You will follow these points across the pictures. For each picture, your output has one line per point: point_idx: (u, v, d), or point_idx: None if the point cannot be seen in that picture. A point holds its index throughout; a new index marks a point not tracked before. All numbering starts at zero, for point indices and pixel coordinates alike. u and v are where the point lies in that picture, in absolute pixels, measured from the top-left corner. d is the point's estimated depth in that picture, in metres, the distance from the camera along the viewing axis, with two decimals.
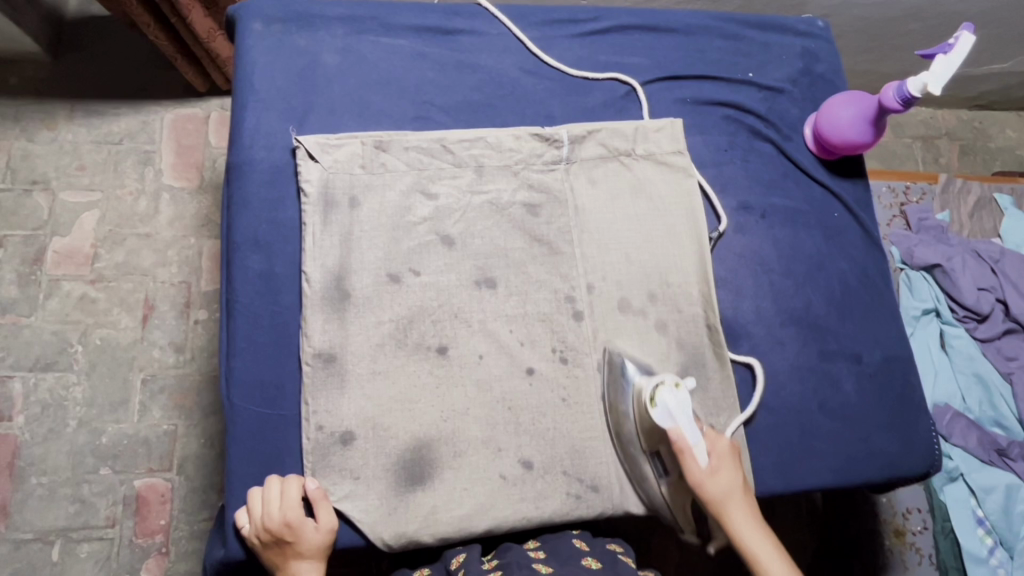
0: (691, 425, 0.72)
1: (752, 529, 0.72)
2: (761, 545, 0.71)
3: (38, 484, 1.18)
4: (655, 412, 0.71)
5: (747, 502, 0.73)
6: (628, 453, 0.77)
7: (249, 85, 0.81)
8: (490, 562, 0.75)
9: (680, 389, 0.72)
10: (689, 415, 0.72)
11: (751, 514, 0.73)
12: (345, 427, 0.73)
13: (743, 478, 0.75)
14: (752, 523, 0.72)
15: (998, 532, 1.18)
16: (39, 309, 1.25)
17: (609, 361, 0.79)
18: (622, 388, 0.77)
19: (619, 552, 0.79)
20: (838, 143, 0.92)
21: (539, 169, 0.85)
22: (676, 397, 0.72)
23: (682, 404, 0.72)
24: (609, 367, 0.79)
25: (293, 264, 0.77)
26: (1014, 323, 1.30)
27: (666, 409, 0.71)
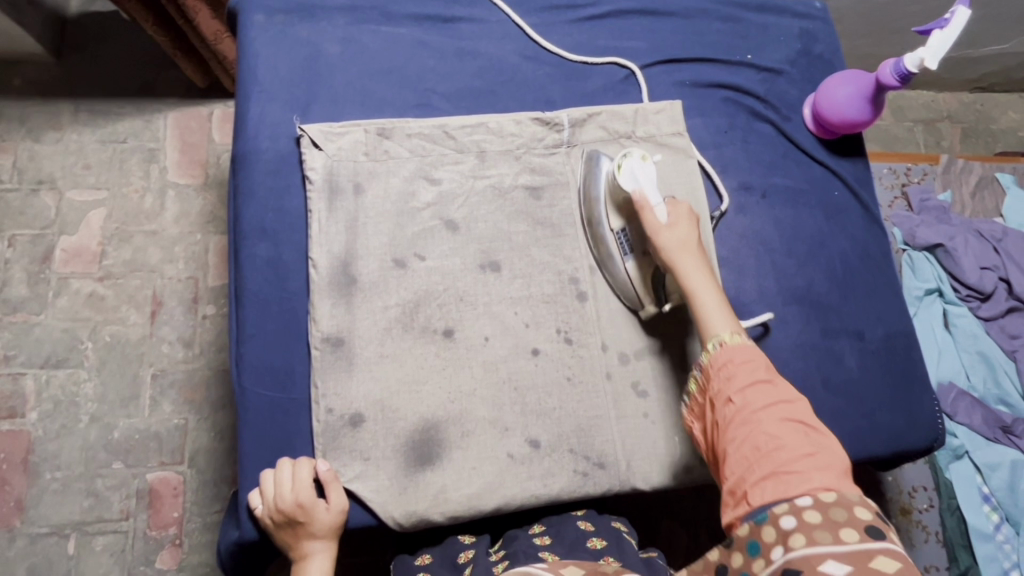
0: (652, 183, 0.77)
1: (696, 270, 0.74)
2: (698, 284, 0.73)
3: (52, 479, 1.20)
4: (621, 176, 0.78)
5: (699, 255, 0.75)
6: (596, 229, 0.82)
7: (253, 76, 0.83)
8: (498, 553, 0.77)
9: (647, 160, 0.78)
10: (654, 176, 0.78)
11: (699, 261, 0.75)
12: (355, 409, 0.74)
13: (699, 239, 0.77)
14: (695, 265, 0.74)
15: (1004, 508, 1.19)
16: (49, 307, 1.27)
17: (588, 158, 0.85)
18: (596, 173, 0.83)
19: (623, 530, 0.80)
20: (837, 122, 0.93)
21: (540, 153, 0.86)
22: (643, 166, 0.78)
23: (645, 170, 0.77)
24: (588, 161, 0.84)
25: (299, 251, 0.79)
26: (1017, 301, 1.31)
27: (633, 173, 0.78)
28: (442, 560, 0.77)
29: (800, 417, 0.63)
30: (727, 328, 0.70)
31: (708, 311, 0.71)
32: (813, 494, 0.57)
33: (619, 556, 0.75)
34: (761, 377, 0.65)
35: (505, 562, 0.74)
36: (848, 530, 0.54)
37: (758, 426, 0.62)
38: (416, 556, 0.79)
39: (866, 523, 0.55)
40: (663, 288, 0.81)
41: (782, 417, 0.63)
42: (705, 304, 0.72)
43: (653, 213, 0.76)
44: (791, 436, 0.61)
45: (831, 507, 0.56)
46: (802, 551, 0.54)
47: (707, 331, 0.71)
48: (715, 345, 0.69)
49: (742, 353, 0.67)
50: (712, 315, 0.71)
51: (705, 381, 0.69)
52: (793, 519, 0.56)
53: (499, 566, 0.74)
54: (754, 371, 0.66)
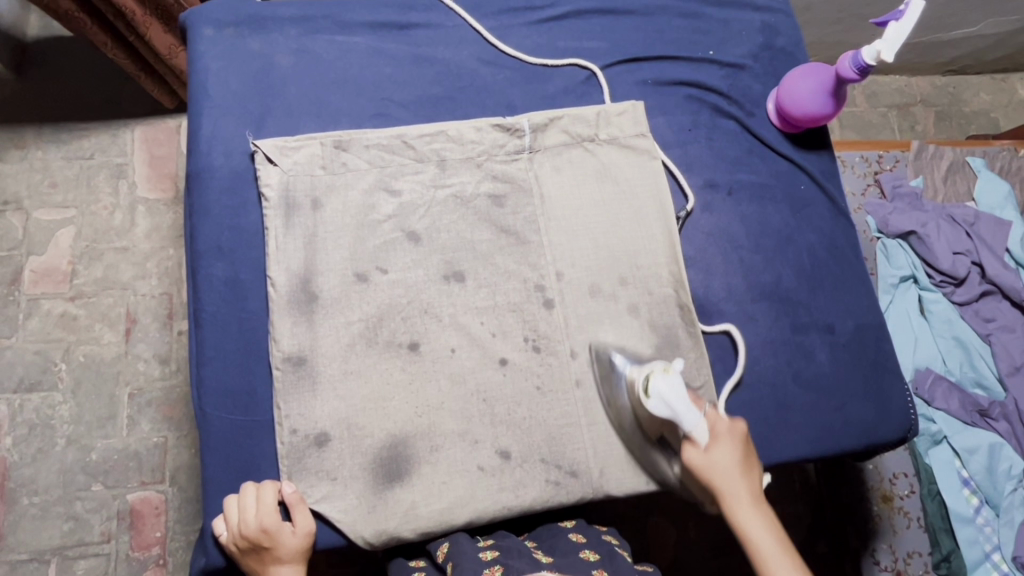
0: (687, 404, 0.70)
1: (748, 510, 0.69)
2: (755, 530, 0.68)
3: (30, 504, 1.18)
4: (649, 403, 0.70)
5: (749, 487, 0.71)
6: (633, 441, 0.78)
7: (204, 92, 0.81)
8: (486, 542, 0.76)
9: (670, 373, 0.70)
10: (684, 395, 0.69)
11: (750, 497, 0.70)
12: (320, 429, 0.73)
13: (749, 460, 0.73)
14: (750, 511, 0.69)
15: (983, 492, 1.20)
16: (20, 329, 1.25)
17: (597, 357, 0.80)
18: (615, 380, 0.78)
19: (614, 544, 0.80)
20: (800, 116, 0.92)
21: (502, 159, 0.85)
22: (669, 383, 0.69)
23: (674, 388, 0.69)
24: (598, 363, 0.80)
25: (258, 270, 0.77)
26: (991, 285, 1.31)
27: (660, 397, 0.69)
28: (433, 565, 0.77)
29: None
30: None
31: (769, 559, 0.67)
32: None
33: (612, 566, 0.74)
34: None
35: (495, 553, 0.72)
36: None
37: None
38: (410, 559, 0.80)
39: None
40: None
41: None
42: (764, 549, 0.67)
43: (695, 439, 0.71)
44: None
45: None
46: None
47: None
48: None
49: None
50: (774, 565, 0.66)
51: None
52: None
53: (487, 555, 0.72)
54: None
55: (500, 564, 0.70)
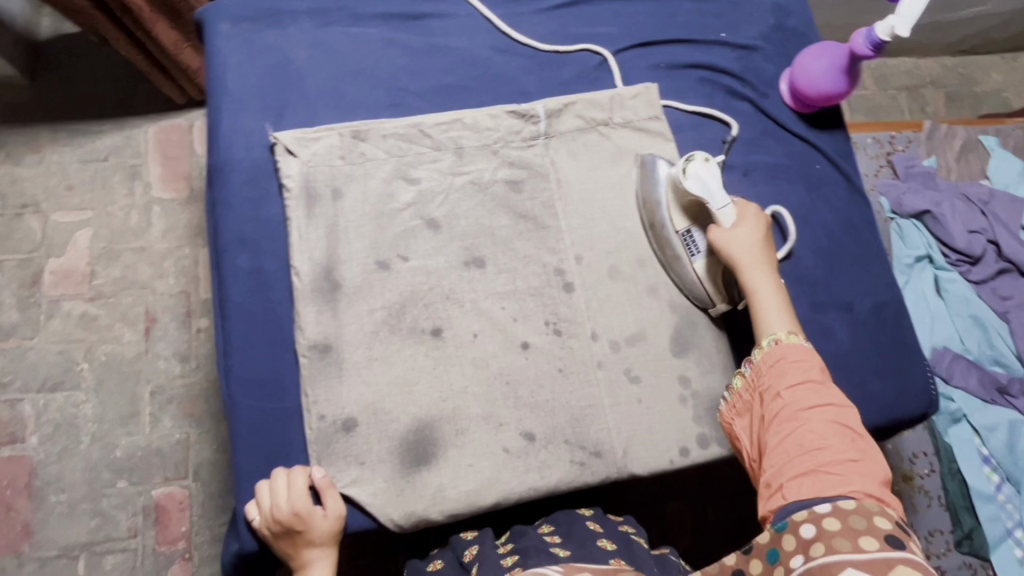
0: (719, 187, 0.78)
1: (761, 273, 0.77)
2: (761, 287, 0.76)
3: (57, 502, 1.20)
4: (688, 182, 0.78)
5: (764, 255, 0.78)
6: (661, 236, 0.83)
7: (223, 87, 0.82)
8: (505, 546, 0.77)
9: (711, 163, 0.79)
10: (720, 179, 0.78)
11: (764, 261, 0.77)
12: (347, 414, 0.74)
13: (769, 237, 0.79)
14: (762, 272, 0.76)
15: (1004, 469, 1.20)
16: (42, 330, 1.27)
17: (643, 161, 0.87)
18: (652, 181, 0.84)
19: (631, 532, 0.82)
20: (814, 96, 0.92)
21: (518, 146, 0.86)
22: (708, 170, 0.78)
23: (712, 173, 0.78)
24: (643, 165, 0.86)
25: (281, 260, 0.78)
26: (1007, 263, 1.31)
27: (698, 178, 0.78)
28: (453, 564, 0.78)
29: (849, 423, 0.65)
30: (784, 327, 0.74)
31: (766, 310, 0.75)
32: (850, 496, 0.58)
33: (630, 555, 0.75)
34: (812, 377, 0.68)
35: (515, 556, 0.74)
36: (868, 539, 0.55)
37: (804, 425, 0.64)
38: (428, 563, 0.81)
39: (886, 533, 0.55)
40: (733, 288, 0.84)
41: (827, 416, 0.65)
42: (765, 302, 0.75)
43: (721, 218, 0.78)
44: (836, 437, 0.63)
45: (850, 515, 0.57)
46: (820, 560, 0.55)
47: (763, 330, 0.74)
48: (769, 342, 0.72)
49: (797, 351, 0.70)
50: (769, 315, 0.74)
51: (755, 378, 0.71)
52: (813, 528, 0.57)
53: (508, 559, 0.74)
54: (806, 371, 0.68)
55: (520, 564, 0.71)
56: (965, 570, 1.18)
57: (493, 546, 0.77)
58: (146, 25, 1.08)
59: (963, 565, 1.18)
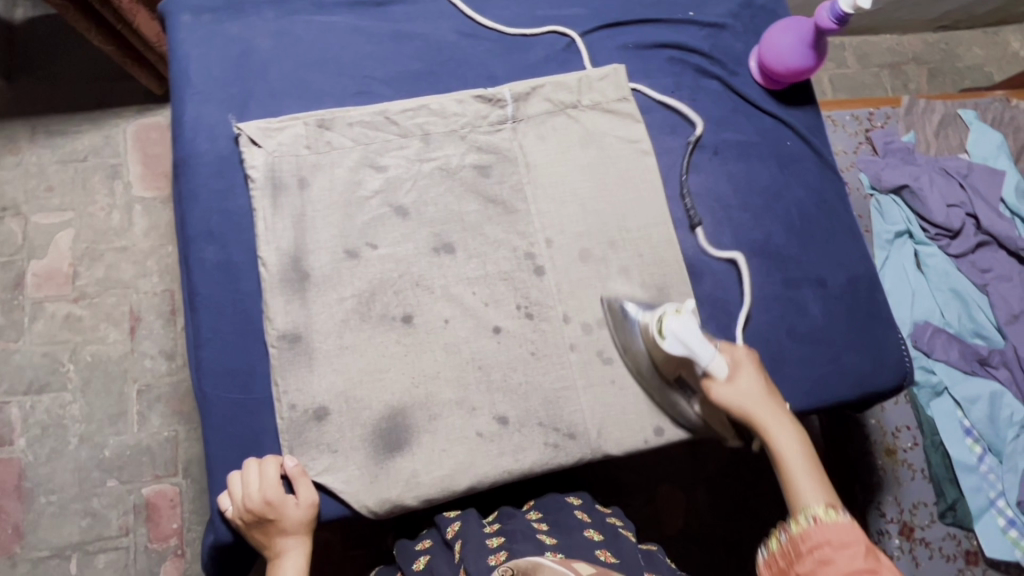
0: (700, 340, 0.73)
1: (778, 427, 0.72)
2: (787, 446, 0.71)
3: (48, 503, 1.20)
4: (666, 344, 0.73)
5: (773, 405, 0.73)
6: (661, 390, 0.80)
7: (186, 79, 0.82)
8: (493, 526, 0.77)
9: (683, 314, 0.74)
10: (698, 333, 0.73)
11: (778, 415, 0.73)
12: (318, 403, 0.74)
13: (768, 381, 0.75)
14: (781, 428, 0.72)
15: (986, 440, 1.21)
16: (26, 332, 1.26)
17: (610, 308, 0.82)
18: (630, 329, 0.80)
19: (618, 525, 0.80)
20: (782, 71, 0.92)
21: (485, 130, 0.85)
22: (681, 324, 0.73)
23: (689, 330, 0.73)
24: (612, 313, 0.81)
25: (249, 252, 0.78)
26: (987, 236, 1.31)
27: (676, 338, 0.73)
28: (440, 542, 0.78)
29: None
30: (819, 498, 0.68)
31: (796, 476, 0.70)
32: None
33: (614, 546, 0.74)
34: (861, 565, 0.61)
35: (501, 538, 0.73)
36: None
37: None
38: (417, 542, 0.81)
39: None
40: None
41: None
42: (793, 465, 0.70)
43: (714, 371, 0.74)
44: None
45: None
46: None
47: (799, 502, 0.68)
48: (806, 518, 0.66)
49: (838, 530, 0.64)
50: (801, 481, 0.69)
51: (793, 554, 0.65)
52: None
53: (494, 540, 0.73)
54: (852, 558, 0.61)
55: (505, 549, 0.70)
56: (948, 540, 1.20)
57: (479, 525, 0.77)
58: (126, 15, 1.08)
59: (947, 535, 1.21)
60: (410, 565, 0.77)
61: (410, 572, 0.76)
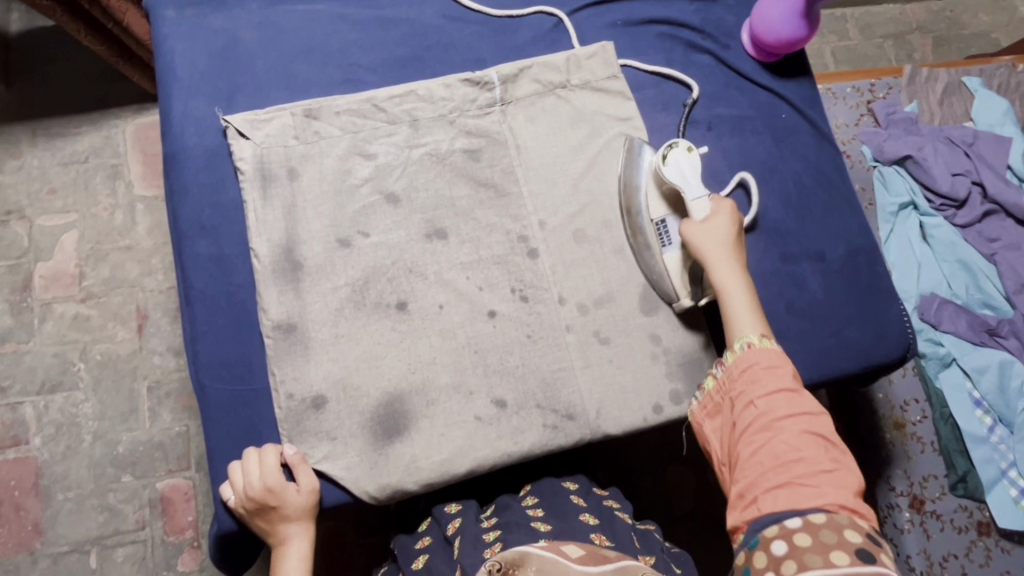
0: (697, 179, 0.79)
1: (731, 270, 0.75)
2: (731, 286, 0.74)
3: (65, 499, 1.20)
4: (666, 168, 0.79)
5: (732, 250, 0.76)
6: (635, 223, 0.82)
7: (172, 74, 0.82)
8: (489, 520, 0.77)
9: (692, 154, 0.80)
10: (697, 171, 0.80)
11: (732, 258, 0.75)
12: (316, 392, 0.74)
13: (739, 234, 0.78)
14: (730, 272, 0.74)
15: (996, 411, 1.19)
16: (36, 333, 1.26)
17: (629, 144, 0.84)
18: (628, 171, 0.84)
19: (615, 507, 0.80)
20: (774, 43, 0.91)
21: (474, 114, 0.85)
22: (689, 160, 0.80)
23: (690, 164, 0.80)
24: (629, 149, 0.84)
25: (242, 244, 0.79)
26: (993, 204, 1.28)
27: (677, 167, 0.80)
28: (440, 539, 0.77)
29: (821, 432, 0.62)
30: (753, 328, 0.71)
31: (737, 310, 0.73)
32: (823, 511, 0.57)
33: (610, 530, 0.74)
34: (786, 385, 0.65)
35: (498, 531, 0.73)
36: (839, 553, 0.54)
37: (778, 435, 0.62)
38: (416, 539, 0.79)
39: (857, 547, 0.54)
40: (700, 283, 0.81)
41: (804, 428, 0.62)
42: (735, 303, 0.73)
43: (696, 207, 0.78)
44: (810, 449, 0.61)
45: (821, 529, 0.56)
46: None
47: (736, 333, 0.71)
48: (741, 346, 0.69)
49: (769, 357, 0.67)
50: (740, 314, 0.72)
51: (728, 382, 0.68)
52: (785, 544, 0.56)
53: (490, 534, 0.73)
54: (778, 380, 0.65)
55: (501, 542, 0.70)
56: (960, 512, 1.19)
57: (477, 520, 0.77)
58: (117, 15, 1.08)
59: (959, 507, 1.19)
60: (410, 565, 0.76)
61: (410, 571, 0.75)
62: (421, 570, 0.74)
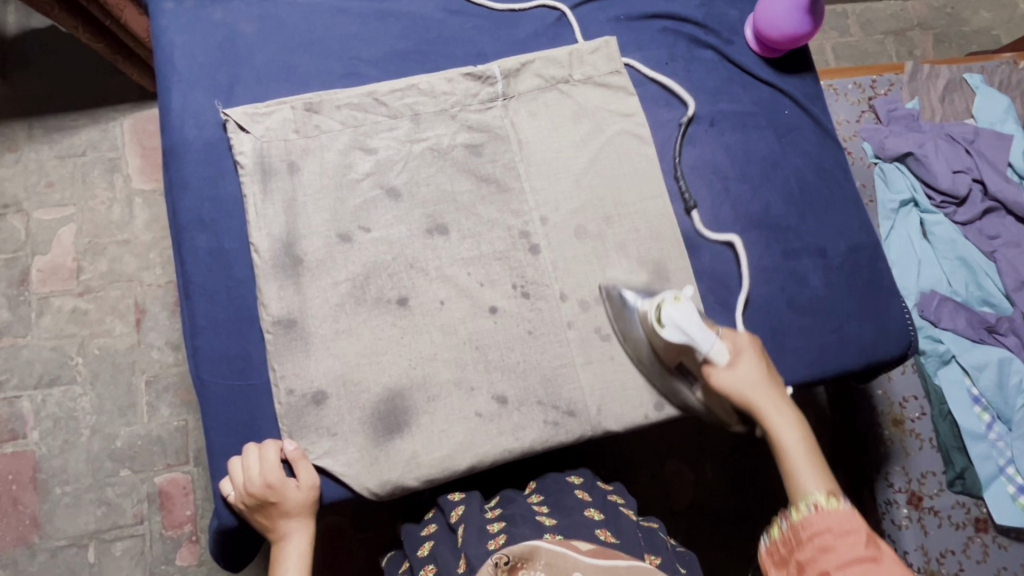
0: (699, 328, 0.71)
1: (778, 415, 0.68)
2: (787, 433, 0.68)
3: (63, 493, 1.19)
4: (665, 331, 0.72)
5: (772, 392, 0.70)
6: (653, 371, 0.79)
7: (171, 66, 0.81)
8: (494, 511, 0.76)
9: (682, 301, 0.72)
10: (696, 318, 0.72)
11: (776, 401, 0.69)
12: (316, 387, 0.74)
13: (771, 369, 0.72)
14: (781, 418, 0.68)
15: (995, 407, 1.20)
16: (34, 327, 1.25)
17: (609, 295, 0.80)
18: (629, 316, 0.78)
19: (619, 503, 0.79)
20: (778, 38, 0.90)
21: (475, 109, 0.84)
22: (681, 311, 0.72)
23: (687, 316, 0.71)
24: (610, 301, 0.80)
25: (241, 239, 0.78)
26: (994, 202, 1.28)
27: (676, 324, 0.71)
28: (444, 527, 0.77)
29: None
30: (821, 485, 0.65)
31: (796, 463, 0.66)
32: None
33: (615, 526, 0.74)
34: (863, 552, 0.58)
35: (502, 522, 0.73)
36: None
37: None
38: (423, 527, 0.79)
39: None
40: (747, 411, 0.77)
41: None
42: (794, 454, 0.67)
43: (713, 357, 0.71)
44: None
45: None
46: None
47: (799, 489, 0.65)
48: (806, 505, 0.63)
49: (837, 518, 0.61)
50: (802, 468, 0.66)
51: (793, 542, 0.62)
52: None
53: (494, 526, 0.72)
54: (853, 547, 0.58)
55: (505, 534, 0.70)
56: (957, 509, 1.18)
57: (480, 510, 0.77)
58: (115, 12, 1.07)
59: (956, 504, 1.19)
60: (416, 552, 0.76)
61: (416, 558, 0.75)
62: (426, 557, 0.74)
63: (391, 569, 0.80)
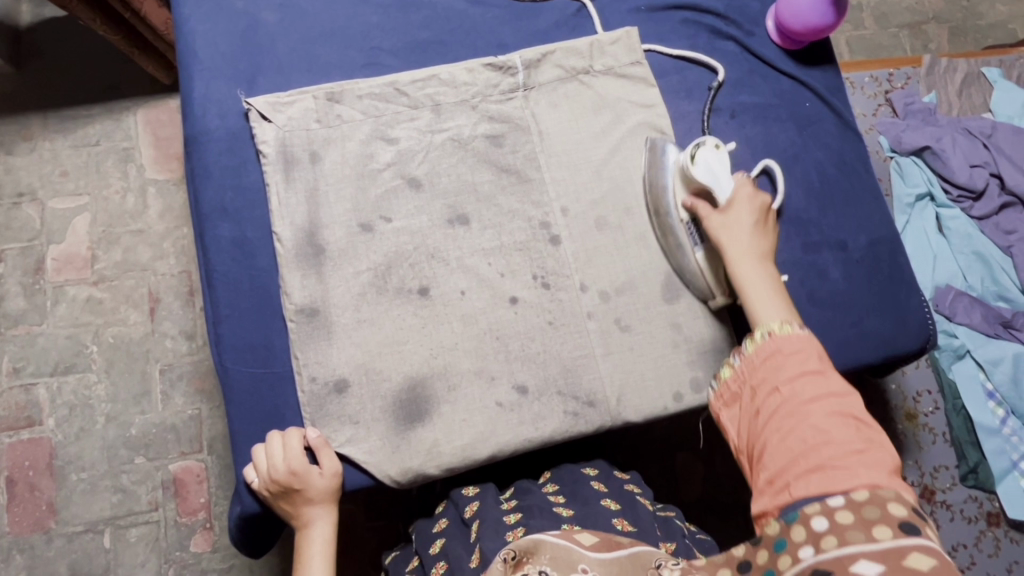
0: (727, 176, 0.77)
1: (753, 265, 0.72)
2: (752, 278, 0.72)
3: (79, 480, 1.21)
4: (695, 169, 0.76)
5: (756, 242, 0.74)
6: (664, 223, 0.81)
7: (193, 55, 0.81)
8: (510, 502, 0.77)
9: (720, 151, 0.77)
10: (728, 168, 0.77)
11: (755, 250, 0.73)
12: (339, 375, 0.75)
13: (766, 229, 0.75)
14: (753, 266, 0.72)
15: (1009, 403, 1.19)
16: (49, 316, 1.26)
17: (653, 146, 0.83)
18: (657, 165, 0.81)
19: (636, 493, 0.80)
20: (801, 30, 0.90)
21: (496, 99, 0.84)
22: (717, 158, 0.77)
23: (719, 160, 0.77)
24: (653, 150, 0.83)
25: (263, 228, 0.79)
26: (1011, 196, 1.27)
27: (707, 166, 0.76)
28: (457, 522, 0.77)
29: (852, 412, 0.58)
30: (777, 315, 0.68)
31: (758, 300, 0.70)
32: (864, 490, 0.53)
33: (632, 515, 0.74)
34: (811, 366, 0.60)
35: (518, 514, 0.73)
36: (882, 529, 0.50)
37: (805, 418, 0.58)
38: (435, 524, 0.80)
39: (900, 519, 0.51)
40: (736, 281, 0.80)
41: (832, 411, 0.58)
42: (755, 293, 0.71)
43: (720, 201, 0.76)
44: (839, 430, 0.57)
45: (864, 505, 0.52)
46: (834, 555, 0.51)
47: (758, 321, 0.68)
48: (761, 335, 0.64)
49: (792, 342, 0.63)
50: (762, 305, 0.70)
51: (747, 372, 0.64)
52: (825, 520, 0.52)
53: (511, 517, 0.73)
54: (803, 362, 0.61)
55: (523, 525, 0.71)
56: (970, 502, 1.20)
57: (497, 502, 0.77)
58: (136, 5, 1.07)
59: (969, 497, 1.20)
60: (428, 548, 0.76)
61: (428, 556, 0.75)
62: (438, 554, 0.74)
63: (397, 567, 0.81)
